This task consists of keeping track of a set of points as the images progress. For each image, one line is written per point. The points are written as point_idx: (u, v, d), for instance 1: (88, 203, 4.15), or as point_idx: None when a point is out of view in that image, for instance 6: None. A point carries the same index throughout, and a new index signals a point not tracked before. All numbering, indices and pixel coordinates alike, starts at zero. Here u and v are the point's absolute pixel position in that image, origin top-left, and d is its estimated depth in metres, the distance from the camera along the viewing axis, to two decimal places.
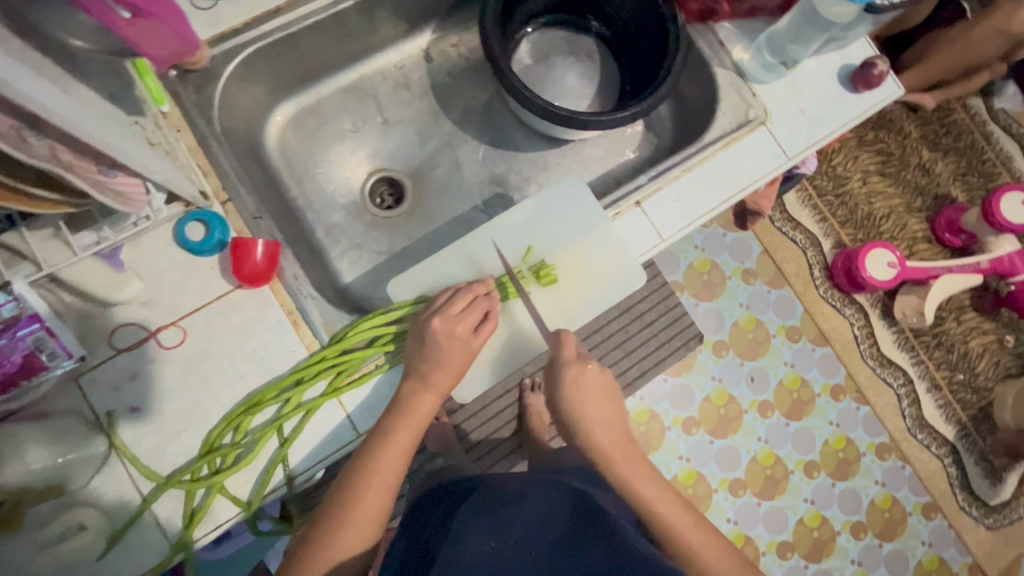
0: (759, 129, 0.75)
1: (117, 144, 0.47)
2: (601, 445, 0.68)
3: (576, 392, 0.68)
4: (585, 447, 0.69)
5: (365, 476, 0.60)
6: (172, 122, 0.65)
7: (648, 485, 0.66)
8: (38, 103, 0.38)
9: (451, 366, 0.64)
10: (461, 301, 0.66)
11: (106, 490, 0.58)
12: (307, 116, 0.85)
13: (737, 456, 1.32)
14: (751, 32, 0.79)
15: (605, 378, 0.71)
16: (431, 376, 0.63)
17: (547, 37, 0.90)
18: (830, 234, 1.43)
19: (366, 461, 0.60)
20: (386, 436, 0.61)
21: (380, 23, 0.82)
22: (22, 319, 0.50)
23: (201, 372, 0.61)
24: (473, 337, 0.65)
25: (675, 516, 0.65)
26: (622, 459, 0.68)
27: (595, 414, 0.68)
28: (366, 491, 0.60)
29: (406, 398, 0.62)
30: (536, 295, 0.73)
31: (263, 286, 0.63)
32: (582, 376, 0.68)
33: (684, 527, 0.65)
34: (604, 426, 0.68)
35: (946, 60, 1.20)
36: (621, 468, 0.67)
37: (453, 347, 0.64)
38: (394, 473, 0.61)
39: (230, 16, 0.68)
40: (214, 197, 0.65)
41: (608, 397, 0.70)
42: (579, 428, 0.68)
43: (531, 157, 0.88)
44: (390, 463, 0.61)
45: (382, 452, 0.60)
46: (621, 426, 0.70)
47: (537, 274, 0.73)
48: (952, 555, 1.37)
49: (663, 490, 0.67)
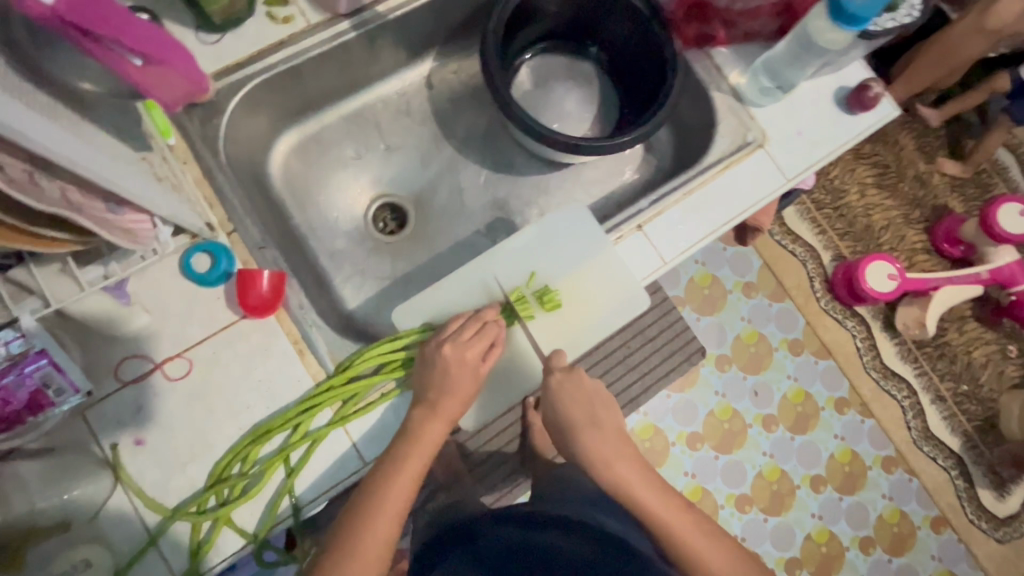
0: (758, 152, 0.76)
1: (125, 183, 0.48)
2: (592, 448, 0.68)
3: (563, 399, 0.68)
4: (579, 452, 0.69)
5: (375, 503, 0.60)
6: (178, 154, 0.66)
7: (643, 486, 0.67)
8: (49, 149, 0.39)
9: (460, 392, 0.64)
10: (470, 328, 0.66)
11: (111, 527, 0.57)
12: (310, 143, 0.86)
13: (743, 472, 1.31)
14: (747, 56, 0.80)
15: (597, 386, 0.71)
16: (440, 403, 0.63)
17: (546, 62, 0.91)
18: (829, 247, 1.43)
19: (376, 488, 0.60)
20: (397, 463, 0.61)
21: (382, 52, 0.83)
22: (29, 355, 0.51)
23: (207, 404, 0.61)
24: (482, 363, 0.65)
25: (680, 523, 0.65)
26: (617, 461, 0.68)
27: (583, 419, 0.69)
28: (375, 519, 0.59)
29: (415, 426, 0.62)
30: (539, 319, 0.72)
31: (269, 316, 0.64)
32: (570, 382, 0.68)
33: (683, 530, 0.64)
34: (594, 429, 0.69)
35: (933, 73, 1.19)
36: (616, 470, 0.67)
37: (463, 374, 0.64)
38: (403, 501, 0.60)
39: (235, 51, 0.70)
40: (219, 228, 0.65)
41: (600, 402, 0.70)
42: (572, 434, 0.69)
43: (532, 180, 0.89)
44: (399, 490, 0.60)
45: (392, 479, 0.60)
46: (615, 431, 0.70)
47: (541, 300, 0.72)
48: (963, 569, 1.35)
49: (659, 493, 0.66)
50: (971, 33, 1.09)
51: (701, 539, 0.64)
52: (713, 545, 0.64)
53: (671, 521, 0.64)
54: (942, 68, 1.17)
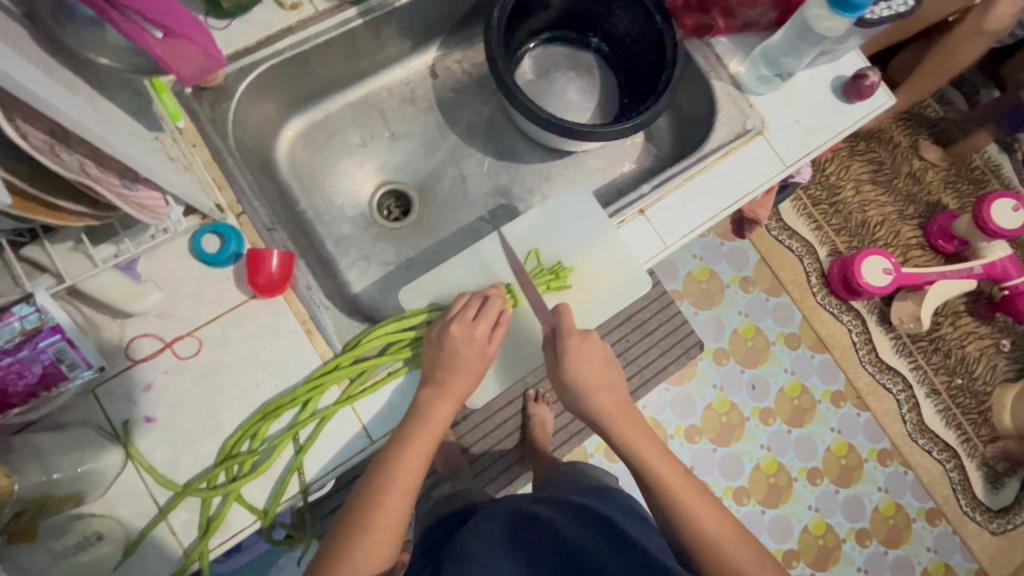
0: (757, 139, 0.77)
1: (140, 157, 0.48)
2: (603, 410, 0.71)
3: (581, 359, 0.69)
4: (591, 412, 0.71)
5: (386, 479, 0.61)
6: (188, 137, 0.67)
7: (650, 451, 0.69)
8: (72, 119, 0.40)
9: (467, 371, 0.65)
10: (474, 307, 0.67)
11: (121, 502, 0.58)
12: (316, 130, 0.87)
13: (740, 464, 1.33)
14: (746, 46, 0.82)
15: (608, 350, 0.73)
16: (449, 381, 0.65)
17: (548, 52, 0.93)
18: (825, 242, 1.45)
19: (387, 465, 0.61)
20: (405, 440, 0.62)
21: (388, 41, 0.84)
22: (43, 330, 0.51)
23: (217, 381, 0.62)
24: (489, 343, 0.67)
25: (680, 487, 0.66)
26: (625, 423, 0.71)
27: (597, 380, 0.71)
28: (387, 494, 0.60)
29: (423, 405, 0.63)
30: (554, 297, 0.74)
31: (277, 296, 0.65)
32: (585, 343, 0.69)
33: (687, 493, 0.66)
34: (607, 390, 0.71)
35: (934, 76, 1.20)
36: (624, 429, 0.71)
37: (470, 353, 0.65)
38: (414, 477, 0.61)
39: (244, 36, 0.71)
40: (228, 211, 0.66)
41: (612, 367, 0.72)
42: (584, 394, 0.70)
43: (534, 168, 0.90)
44: (410, 467, 0.61)
45: (401, 455, 0.61)
46: (623, 395, 0.73)
47: (555, 274, 0.74)
48: (958, 561, 1.37)
49: (664, 458, 0.69)
50: (971, 36, 1.10)
51: (704, 506, 0.65)
52: (714, 515, 0.65)
53: (674, 486, 0.66)
54: (941, 68, 1.17)
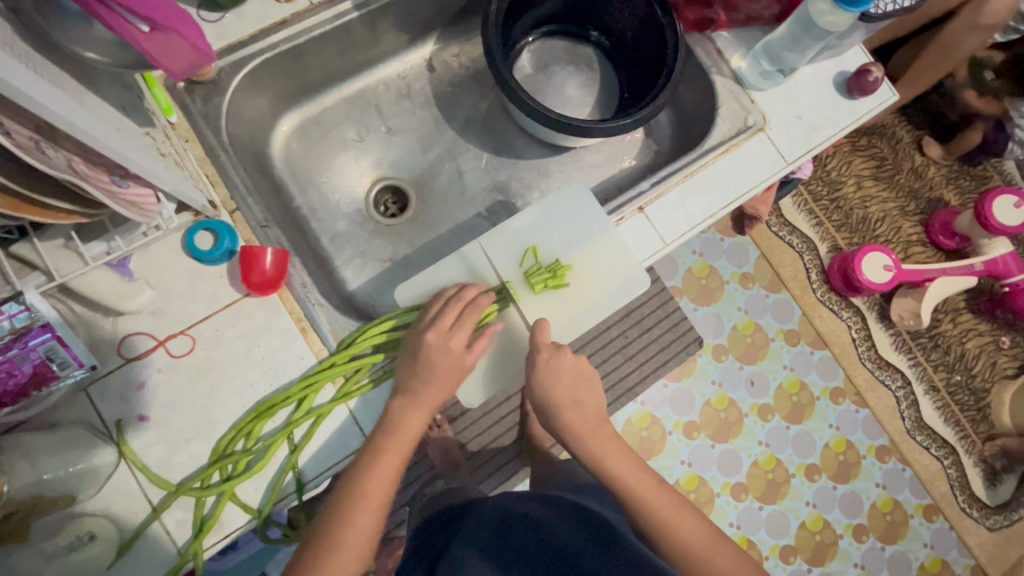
0: (758, 136, 0.76)
1: (129, 153, 0.47)
2: (575, 425, 0.69)
3: (551, 375, 0.67)
4: (562, 429, 0.70)
5: (356, 493, 0.60)
6: (180, 133, 0.66)
7: (621, 465, 0.68)
8: (58, 115, 0.39)
9: (441, 383, 0.64)
10: (453, 314, 0.66)
11: (114, 501, 0.58)
12: (311, 125, 0.85)
13: (738, 461, 1.33)
14: (748, 40, 0.80)
15: (582, 363, 0.70)
16: (422, 391, 0.64)
17: (547, 46, 0.91)
18: (826, 238, 1.44)
19: (358, 478, 0.61)
20: (376, 454, 0.61)
21: (384, 34, 0.83)
22: (33, 329, 0.51)
23: (210, 380, 0.62)
24: (467, 354, 0.66)
25: (655, 498, 0.67)
26: (595, 439, 0.69)
27: (566, 398, 0.69)
28: (355, 512, 0.60)
29: (395, 414, 0.63)
30: (553, 295, 0.73)
31: (271, 294, 0.64)
32: (555, 360, 0.67)
33: (659, 504, 0.66)
34: (576, 408, 0.69)
35: (937, 69, 1.18)
36: (592, 447, 0.69)
37: (445, 362, 0.64)
38: (382, 492, 0.61)
39: (237, 28, 0.70)
40: (222, 207, 0.65)
41: (582, 383, 0.69)
42: (554, 412, 0.69)
43: (533, 164, 0.89)
44: (378, 481, 0.61)
45: (371, 469, 0.61)
46: (595, 408, 0.71)
47: (555, 273, 0.73)
48: (955, 557, 1.37)
49: (636, 471, 0.68)
50: (968, 31, 1.08)
51: (678, 513, 0.66)
52: (689, 520, 0.67)
53: (650, 498, 0.67)
54: (941, 64, 1.16)
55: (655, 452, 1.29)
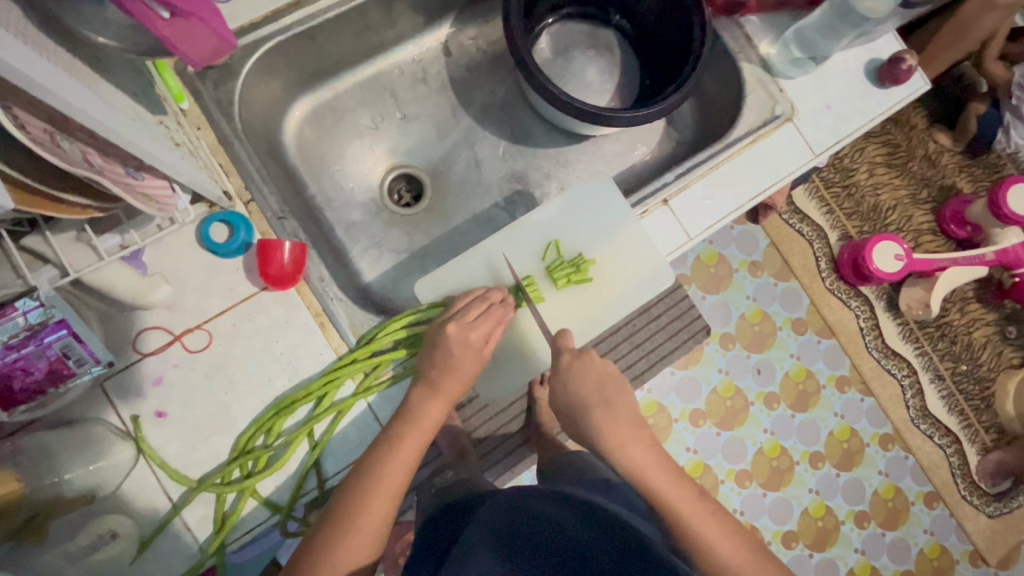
0: (785, 125, 0.74)
1: (144, 144, 0.45)
2: (603, 427, 0.67)
3: (574, 379, 0.67)
4: (591, 433, 0.68)
5: (371, 480, 0.58)
6: (192, 120, 0.64)
7: (660, 476, 0.65)
8: (72, 106, 0.37)
9: (461, 373, 0.64)
10: (476, 309, 0.66)
11: (137, 498, 0.57)
12: (324, 111, 0.83)
13: (744, 448, 1.33)
14: (778, 25, 0.77)
15: (609, 365, 0.69)
16: (444, 382, 0.63)
17: (566, 29, 0.88)
18: (837, 226, 1.42)
19: (374, 466, 0.59)
20: (394, 443, 0.60)
21: (399, 16, 0.80)
22: (48, 325, 0.49)
23: (227, 376, 0.60)
24: (487, 344, 0.65)
25: (690, 509, 0.64)
26: (630, 444, 0.67)
27: (596, 399, 0.67)
28: (372, 497, 0.58)
29: (416, 406, 0.62)
30: (578, 290, 0.73)
31: (290, 288, 0.62)
32: (578, 363, 0.68)
33: (693, 515, 0.64)
34: (606, 410, 0.67)
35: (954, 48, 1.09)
36: (628, 451, 0.66)
37: (466, 356, 0.63)
38: (400, 481, 0.59)
39: (249, 10, 0.67)
40: (236, 197, 0.64)
41: (611, 382, 0.68)
42: (581, 415, 0.67)
43: (551, 153, 0.87)
44: (397, 469, 0.59)
45: (389, 457, 0.59)
46: (628, 414, 0.68)
47: (580, 269, 0.73)
48: (954, 543, 1.39)
49: (670, 477, 0.66)
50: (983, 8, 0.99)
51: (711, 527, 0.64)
52: (722, 536, 0.64)
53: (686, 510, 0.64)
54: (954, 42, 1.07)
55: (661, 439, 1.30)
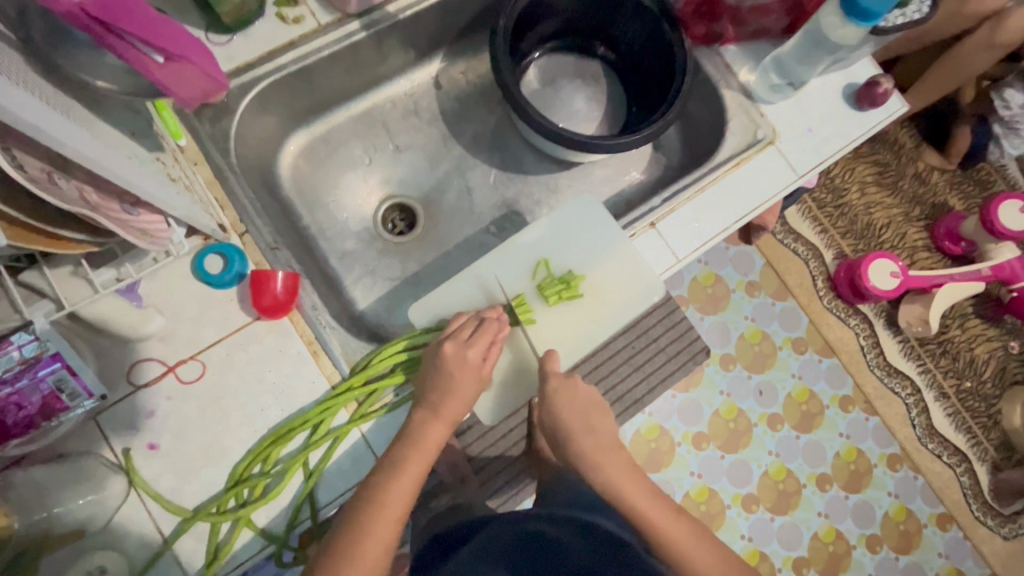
0: (768, 148, 0.76)
1: (140, 181, 0.47)
2: (587, 452, 0.68)
3: (565, 402, 0.68)
4: (576, 457, 0.69)
5: (373, 505, 0.57)
6: (189, 156, 0.66)
7: (644, 497, 0.66)
8: (72, 148, 0.38)
9: (461, 394, 0.64)
10: (471, 327, 0.67)
11: (126, 534, 0.57)
12: (318, 144, 0.85)
13: (749, 471, 1.31)
14: (756, 54, 0.80)
15: (593, 390, 0.70)
16: (443, 404, 0.63)
17: (553, 61, 0.91)
18: (831, 245, 1.43)
19: (375, 492, 0.58)
20: (395, 465, 0.59)
21: (390, 53, 0.83)
22: (42, 359, 0.49)
23: (221, 407, 0.61)
24: (484, 362, 0.66)
25: (675, 528, 0.64)
26: (614, 467, 0.68)
27: (578, 425, 0.68)
28: (373, 525, 0.56)
29: (415, 428, 0.62)
30: (569, 308, 0.74)
31: (282, 317, 0.63)
32: (568, 389, 0.68)
33: (679, 536, 0.64)
34: (589, 435, 0.68)
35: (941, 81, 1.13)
36: (609, 471, 0.68)
37: (464, 375, 0.64)
38: (403, 506, 0.58)
39: (245, 50, 0.70)
40: (231, 230, 0.65)
41: (595, 410, 0.69)
42: (568, 441, 0.68)
43: (541, 180, 0.89)
44: (398, 494, 0.58)
45: (389, 484, 0.58)
46: (609, 437, 0.69)
47: (571, 287, 0.74)
48: (970, 567, 1.35)
49: (654, 498, 0.66)
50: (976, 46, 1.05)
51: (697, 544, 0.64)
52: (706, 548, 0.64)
53: (670, 530, 0.64)
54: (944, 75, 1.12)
55: (666, 463, 1.28)
